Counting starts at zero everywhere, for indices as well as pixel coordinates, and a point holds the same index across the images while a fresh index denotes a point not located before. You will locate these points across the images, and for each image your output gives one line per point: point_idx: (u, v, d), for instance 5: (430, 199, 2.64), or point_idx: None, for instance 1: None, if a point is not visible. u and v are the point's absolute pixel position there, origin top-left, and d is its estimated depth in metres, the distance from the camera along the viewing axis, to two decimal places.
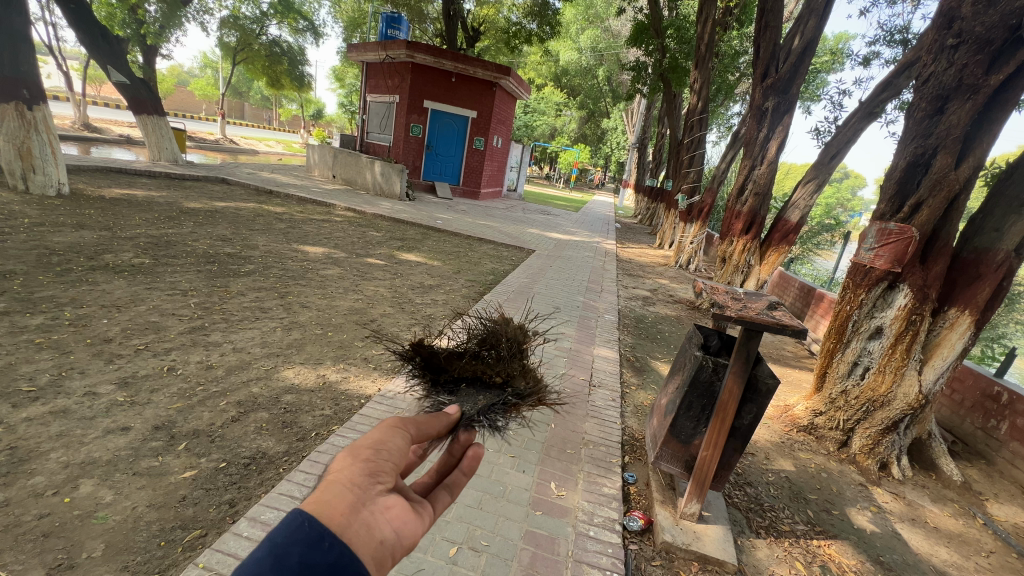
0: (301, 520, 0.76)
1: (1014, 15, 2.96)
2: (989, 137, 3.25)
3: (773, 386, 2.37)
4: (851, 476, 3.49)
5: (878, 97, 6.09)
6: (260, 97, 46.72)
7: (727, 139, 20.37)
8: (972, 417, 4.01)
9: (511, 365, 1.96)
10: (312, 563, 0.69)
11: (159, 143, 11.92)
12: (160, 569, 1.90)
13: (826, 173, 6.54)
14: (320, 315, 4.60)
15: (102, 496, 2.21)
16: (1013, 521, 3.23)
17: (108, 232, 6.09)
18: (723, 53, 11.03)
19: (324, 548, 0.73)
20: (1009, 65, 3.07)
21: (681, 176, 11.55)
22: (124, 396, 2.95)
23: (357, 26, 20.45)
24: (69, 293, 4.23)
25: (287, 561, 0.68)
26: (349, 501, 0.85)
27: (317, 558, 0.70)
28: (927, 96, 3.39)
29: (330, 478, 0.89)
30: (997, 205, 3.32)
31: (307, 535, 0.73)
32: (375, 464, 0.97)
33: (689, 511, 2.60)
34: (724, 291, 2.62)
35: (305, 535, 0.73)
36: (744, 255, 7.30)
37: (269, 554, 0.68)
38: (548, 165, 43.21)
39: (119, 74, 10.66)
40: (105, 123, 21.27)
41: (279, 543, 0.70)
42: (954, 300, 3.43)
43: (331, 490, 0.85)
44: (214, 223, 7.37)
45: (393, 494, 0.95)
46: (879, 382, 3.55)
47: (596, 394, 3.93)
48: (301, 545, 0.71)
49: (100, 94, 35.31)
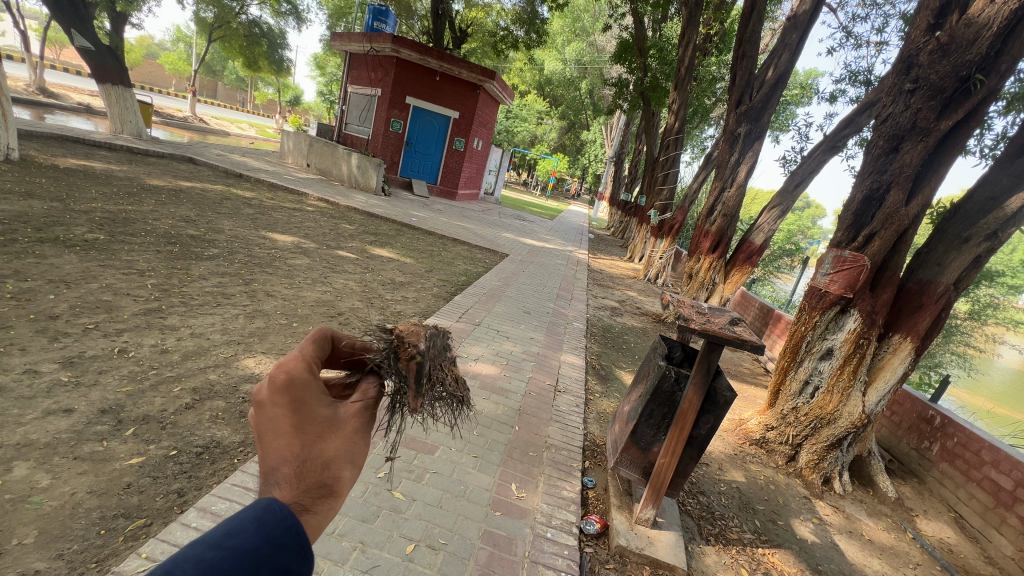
0: (289, 524, 0.76)
1: (964, 68, 3.21)
2: (937, 178, 3.50)
3: (731, 399, 2.47)
4: (797, 488, 3.66)
5: (840, 132, 6.47)
6: (235, 79, 45.28)
7: (700, 159, 21.02)
8: (908, 439, 4.27)
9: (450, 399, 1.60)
10: (288, 571, 0.70)
11: (122, 115, 11.35)
12: (97, 559, 1.81)
13: (790, 201, 6.83)
14: (286, 305, 4.48)
15: (38, 480, 2.08)
16: (938, 536, 3.47)
17: (60, 204, 5.76)
18: (702, 77, 11.42)
19: (296, 558, 0.72)
20: (957, 113, 3.32)
21: (655, 193, 11.83)
22: (68, 376, 2.79)
23: (343, 15, 20.17)
24: (12, 265, 3.97)
25: (267, 563, 0.67)
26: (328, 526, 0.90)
27: (297, 570, 0.72)
28: (884, 135, 3.60)
29: (327, 506, 0.90)
30: (941, 241, 3.56)
31: (293, 543, 0.74)
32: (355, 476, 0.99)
33: (644, 516, 2.67)
34: (690, 305, 2.71)
35: (293, 543, 0.74)
36: (710, 272, 7.56)
37: (265, 543, 0.71)
38: (527, 171, 43.53)
39: (83, 40, 10.12)
40: (65, 89, 20.13)
41: (268, 530, 0.73)
42: (898, 327, 3.66)
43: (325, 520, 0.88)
44: (178, 203, 7.07)
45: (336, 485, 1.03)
46: (827, 401, 3.77)
47: (561, 399, 3.97)
48: (285, 550, 0.72)
49: (62, 59, 33.62)
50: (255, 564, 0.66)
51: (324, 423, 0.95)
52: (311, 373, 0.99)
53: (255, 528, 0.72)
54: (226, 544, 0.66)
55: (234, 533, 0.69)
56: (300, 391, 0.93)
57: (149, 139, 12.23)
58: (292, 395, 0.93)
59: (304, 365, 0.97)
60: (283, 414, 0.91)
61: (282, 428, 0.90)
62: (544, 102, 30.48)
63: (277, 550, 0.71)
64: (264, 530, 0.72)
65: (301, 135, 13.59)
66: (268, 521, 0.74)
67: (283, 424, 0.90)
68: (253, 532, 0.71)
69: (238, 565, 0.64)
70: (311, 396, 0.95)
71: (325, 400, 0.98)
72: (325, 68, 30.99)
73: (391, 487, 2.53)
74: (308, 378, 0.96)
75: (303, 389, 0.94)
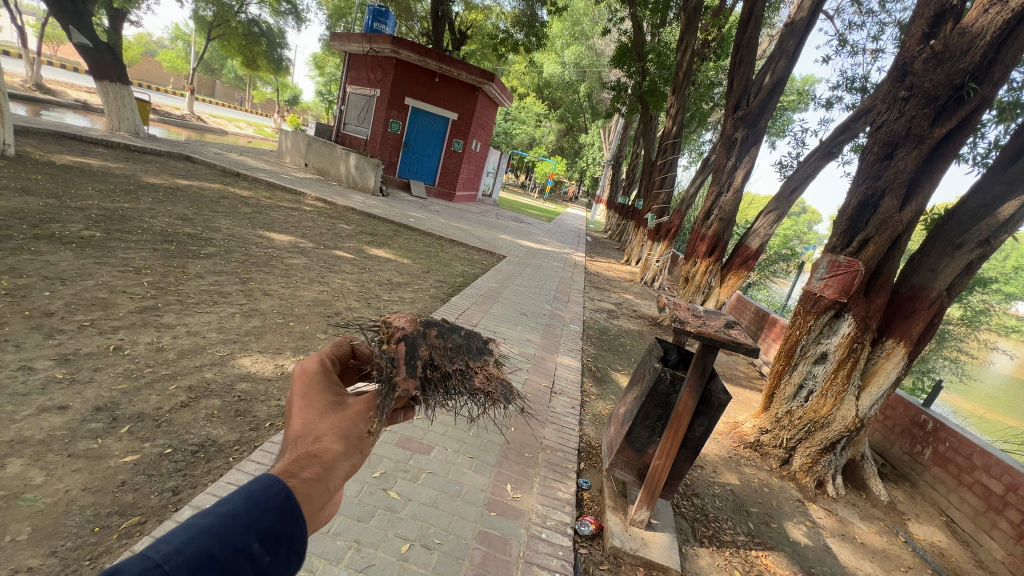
0: (278, 487, 0.82)
1: (958, 76, 3.25)
2: (930, 184, 3.54)
3: (725, 401, 2.49)
4: (790, 491, 3.68)
5: (836, 138, 6.52)
6: (233, 78, 45.29)
7: (697, 164, 21.12)
8: (901, 443, 4.30)
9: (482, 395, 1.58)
10: (277, 532, 0.76)
11: (120, 112, 11.31)
12: (91, 556, 1.81)
13: (786, 206, 6.91)
14: (283, 304, 4.48)
15: (32, 477, 2.08)
16: (930, 539, 3.49)
17: (56, 201, 5.73)
18: (700, 82, 11.50)
19: (290, 523, 0.79)
20: (950, 121, 3.37)
21: (652, 197, 11.85)
22: (63, 372, 2.78)
23: (342, 15, 20.20)
24: (7, 261, 3.96)
25: (258, 524, 0.74)
26: (320, 501, 0.89)
27: (286, 531, 0.78)
28: (879, 141, 3.63)
29: (316, 469, 0.91)
30: (934, 247, 3.59)
31: (281, 505, 0.79)
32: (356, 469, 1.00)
33: (639, 517, 2.68)
34: (686, 307, 2.74)
35: (281, 508, 0.79)
36: (706, 276, 7.61)
37: (244, 503, 0.76)
38: (525, 172, 43.63)
39: (81, 36, 10.08)
40: (62, 85, 20.03)
41: (254, 495, 0.78)
42: (891, 332, 3.70)
43: (315, 486, 0.88)
44: (175, 201, 7.06)
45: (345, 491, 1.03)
46: (821, 404, 3.79)
47: (557, 401, 3.99)
48: (273, 514, 0.77)
49: (61, 55, 33.55)
50: (246, 526, 0.73)
51: (327, 406, 1.04)
52: (323, 371, 1.14)
53: (243, 498, 0.77)
54: (218, 508, 0.73)
55: (226, 498, 0.76)
56: (310, 379, 1.10)
57: (147, 137, 12.19)
58: (304, 385, 1.07)
59: (318, 361, 1.16)
60: (295, 398, 1.04)
61: (290, 409, 1.02)
62: (543, 105, 30.54)
63: (263, 512, 0.76)
64: (253, 495, 0.78)
65: (300, 134, 13.58)
66: (258, 490, 0.79)
67: (292, 406, 1.02)
68: (243, 497, 0.77)
69: (229, 529, 0.72)
70: (318, 386, 1.08)
71: (332, 388, 1.10)
72: (324, 68, 31.11)
73: (386, 486, 2.53)
74: (318, 369, 1.13)
75: (313, 381, 1.09)
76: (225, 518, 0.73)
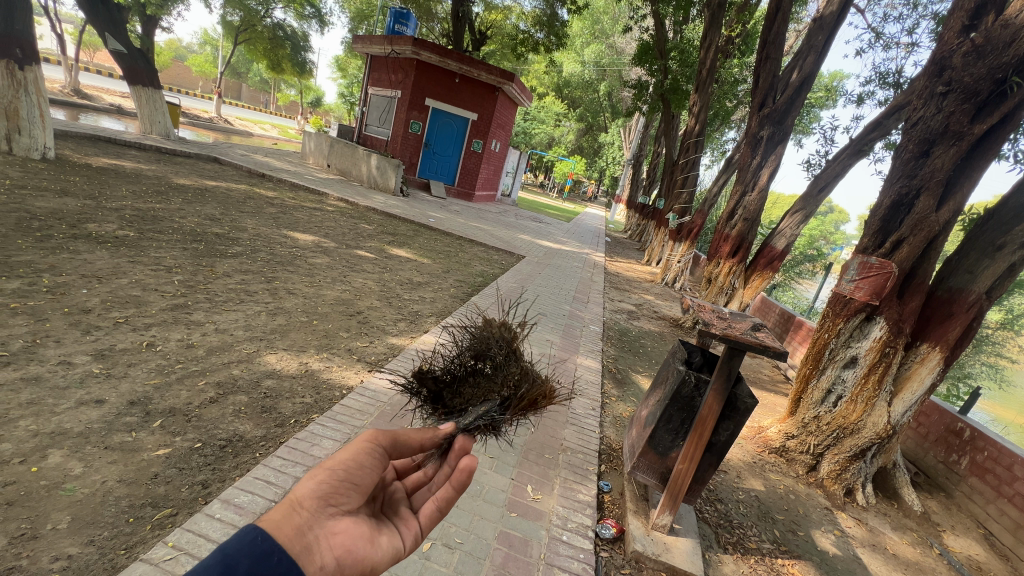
0: (255, 535, 0.89)
1: (1000, 69, 3.11)
2: (970, 183, 3.39)
3: (752, 405, 2.44)
4: (818, 499, 3.58)
5: (867, 135, 6.30)
6: (259, 80, 46.63)
7: (719, 163, 20.78)
8: (935, 451, 4.15)
9: (513, 373, 1.88)
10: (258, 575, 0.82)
11: (151, 115, 11.66)
12: (127, 545, 1.87)
13: (813, 205, 6.72)
14: (307, 303, 4.56)
15: (72, 468, 2.15)
16: (967, 552, 3.36)
17: (93, 202, 5.95)
18: (723, 79, 11.27)
19: (270, 564, 0.86)
20: (992, 117, 3.22)
21: (674, 197, 11.65)
22: (99, 367, 2.89)
23: (364, 18, 20.49)
24: (48, 260, 4.12)
25: (234, 570, 0.80)
26: (297, 522, 1.00)
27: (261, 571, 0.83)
28: (915, 138, 3.51)
29: (289, 496, 1.03)
30: (972, 249, 3.45)
31: (258, 550, 0.86)
32: (332, 492, 1.10)
33: (661, 522, 2.64)
34: (710, 309, 2.68)
35: (251, 553, 0.85)
36: (729, 277, 7.47)
37: (218, 560, 0.80)
38: (544, 173, 43.69)
39: (116, 43, 10.44)
40: (97, 90, 20.76)
41: (230, 553, 0.82)
42: (926, 336, 3.56)
43: (284, 510, 0.99)
44: (204, 202, 7.25)
45: (344, 519, 1.10)
46: (850, 410, 3.67)
47: (577, 402, 3.97)
48: (250, 560, 0.83)
49: (96, 61, 35.36)
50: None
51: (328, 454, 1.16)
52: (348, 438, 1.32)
53: (219, 554, 0.81)
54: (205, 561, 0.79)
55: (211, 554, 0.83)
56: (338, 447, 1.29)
57: (176, 139, 12.56)
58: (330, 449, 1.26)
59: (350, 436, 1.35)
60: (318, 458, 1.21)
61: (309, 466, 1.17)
62: (562, 104, 30.45)
63: (237, 561, 0.81)
64: (226, 556, 0.81)
65: (322, 136, 13.81)
66: (232, 550, 0.83)
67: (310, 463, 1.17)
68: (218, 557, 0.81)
69: None
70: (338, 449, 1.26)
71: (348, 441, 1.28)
72: (346, 69, 31.48)
73: None
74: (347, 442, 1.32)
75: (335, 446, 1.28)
76: (209, 569, 0.78)
